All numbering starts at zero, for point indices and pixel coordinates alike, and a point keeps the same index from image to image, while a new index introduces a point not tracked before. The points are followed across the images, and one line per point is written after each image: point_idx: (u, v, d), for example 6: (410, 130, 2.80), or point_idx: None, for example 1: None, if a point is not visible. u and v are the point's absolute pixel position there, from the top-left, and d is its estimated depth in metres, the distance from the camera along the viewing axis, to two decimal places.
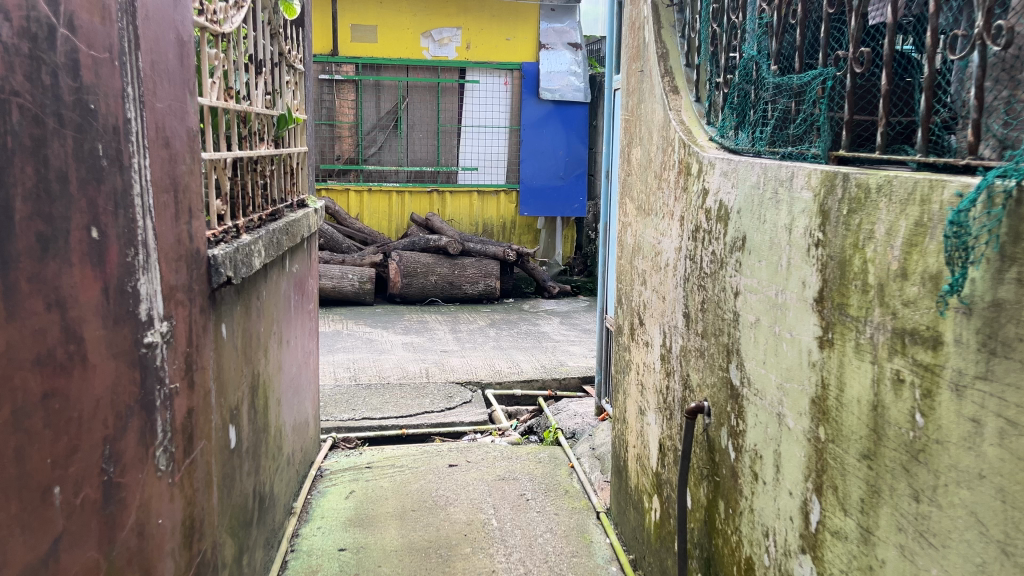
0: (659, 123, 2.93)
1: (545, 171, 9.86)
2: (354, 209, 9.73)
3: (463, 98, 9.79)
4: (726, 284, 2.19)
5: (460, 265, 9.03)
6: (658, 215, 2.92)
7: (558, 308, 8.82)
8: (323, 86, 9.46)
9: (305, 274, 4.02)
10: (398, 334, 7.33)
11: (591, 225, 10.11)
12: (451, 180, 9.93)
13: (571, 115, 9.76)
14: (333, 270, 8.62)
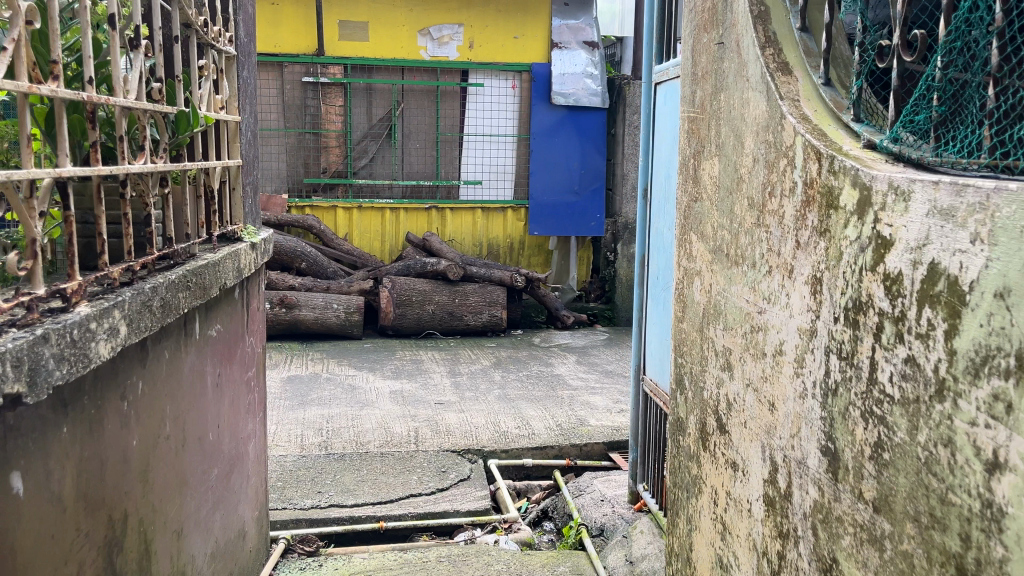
0: (758, 120, 1.84)
1: (558, 185, 8.78)
2: (343, 229, 8.67)
3: (466, 103, 8.73)
4: (969, 440, 1.11)
5: (462, 293, 7.95)
6: (755, 269, 1.84)
7: (574, 343, 7.73)
8: (308, 91, 8.41)
9: (237, 334, 2.95)
10: (387, 380, 6.25)
11: (609, 246, 9.02)
12: (452, 196, 8.86)
13: (587, 122, 8.70)
14: (317, 300, 7.57)
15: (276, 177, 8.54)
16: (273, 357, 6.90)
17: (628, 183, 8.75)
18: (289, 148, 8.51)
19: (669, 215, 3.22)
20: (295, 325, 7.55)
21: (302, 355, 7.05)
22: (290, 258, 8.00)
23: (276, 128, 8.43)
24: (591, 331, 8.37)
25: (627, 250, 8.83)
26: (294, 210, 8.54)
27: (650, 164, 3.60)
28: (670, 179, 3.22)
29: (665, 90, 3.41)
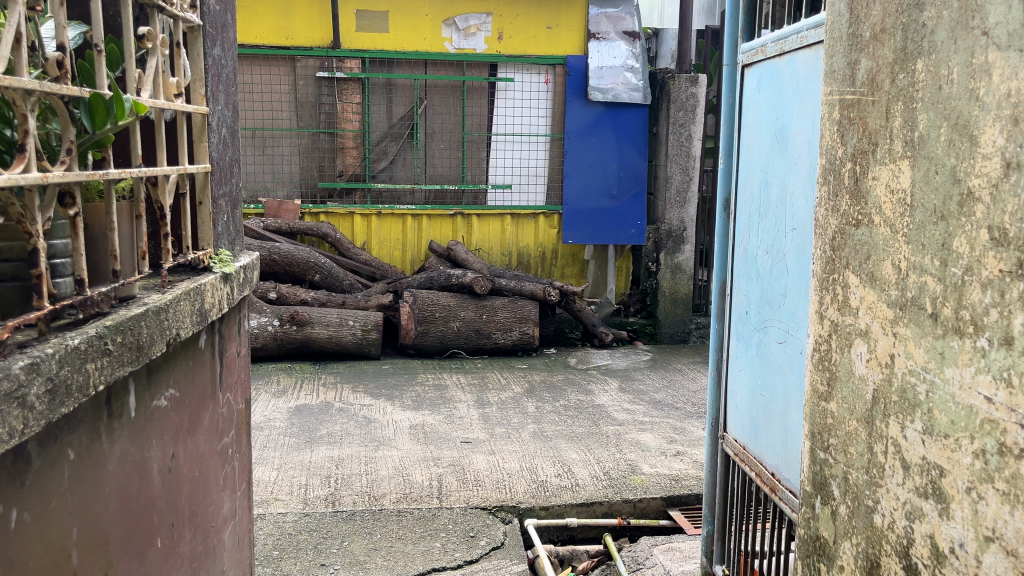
0: (1016, 98, 1.10)
1: (594, 189, 8.06)
2: (361, 237, 7.96)
3: (494, 100, 8.02)
4: None
5: (489, 308, 7.23)
6: (1015, 349, 1.10)
7: (614, 364, 6.96)
8: (323, 87, 7.73)
9: (204, 396, 2.25)
10: (406, 411, 5.52)
11: (651, 256, 8.25)
12: (479, 202, 8.14)
13: (625, 121, 7.99)
14: (332, 317, 6.92)
15: (289, 182, 7.88)
16: (281, 383, 6.23)
17: (672, 186, 8.00)
18: (302, 149, 7.83)
19: (781, 237, 2.46)
20: (307, 344, 6.89)
21: (314, 379, 6.37)
22: (303, 269, 7.32)
23: (288, 128, 7.76)
24: (632, 350, 7.61)
25: (670, 260, 8.08)
26: (308, 217, 7.83)
27: (738, 169, 2.85)
28: (781, 187, 2.46)
29: (759, 73, 2.66)
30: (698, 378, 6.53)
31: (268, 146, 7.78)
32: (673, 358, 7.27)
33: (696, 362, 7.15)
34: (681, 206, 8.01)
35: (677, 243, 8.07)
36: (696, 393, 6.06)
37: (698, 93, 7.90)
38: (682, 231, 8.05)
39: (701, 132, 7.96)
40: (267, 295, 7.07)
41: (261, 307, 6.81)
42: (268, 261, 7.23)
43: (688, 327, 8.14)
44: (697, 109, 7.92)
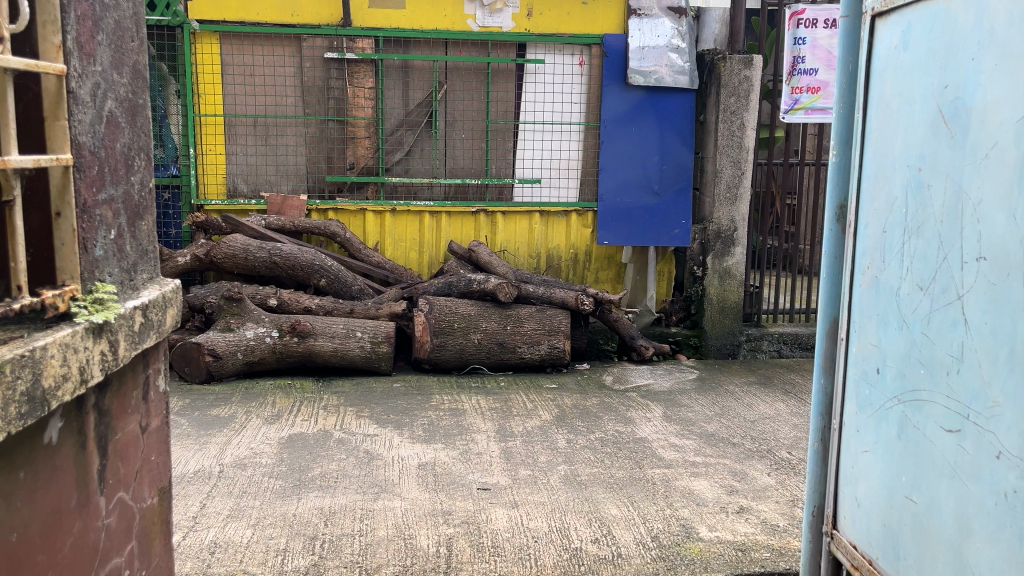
0: None
1: (633, 184, 7.22)
2: (373, 237, 7.15)
3: (523, 85, 7.18)
4: None
5: (515, 319, 6.40)
6: None
7: (656, 385, 6.10)
8: (331, 69, 6.94)
9: (63, 514, 1.45)
10: (415, 444, 4.72)
11: (697, 258, 7.35)
12: (505, 197, 7.31)
13: (668, 108, 7.14)
14: (338, 327, 6.13)
15: (294, 175, 7.08)
16: (277, 405, 5.47)
17: (721, 181, 7.12)
18: (309, 138, 7.05)
19: (950, 269, 1.63)
20: (309, 358, 6.13)
21: (314, 401, 5.60)
22: (307, 273, 6.55)
23: (294, 116, 6.97)
24: (676, 366, 6.74)
25: (719, 264, 7.22)
26: (315, 213, 7.06)
27: (863, 164, 2.00)
28: (950, 191, 1.64)
29: (906, 23, 1.83)
30: (754, 403, 5.66)
31: (271, 135, 6.99)
32: (724, 377, 6.40)
33: (750, 382, 6.27)
34: (732, 204, 7.14)
35: (726, 246, 7.19)
36: (754, 424, 5.19)
37: (752, 76, 7.01)
38: (733, 232, 7.17)
39: (755, 120, 7.07)
40: (266, 303, 6.34)
41: (259, 316, 6.09)
42: (269, 264, 6.48)
43: (738, 339, 7.27)
44: (751, 95, 7.03)
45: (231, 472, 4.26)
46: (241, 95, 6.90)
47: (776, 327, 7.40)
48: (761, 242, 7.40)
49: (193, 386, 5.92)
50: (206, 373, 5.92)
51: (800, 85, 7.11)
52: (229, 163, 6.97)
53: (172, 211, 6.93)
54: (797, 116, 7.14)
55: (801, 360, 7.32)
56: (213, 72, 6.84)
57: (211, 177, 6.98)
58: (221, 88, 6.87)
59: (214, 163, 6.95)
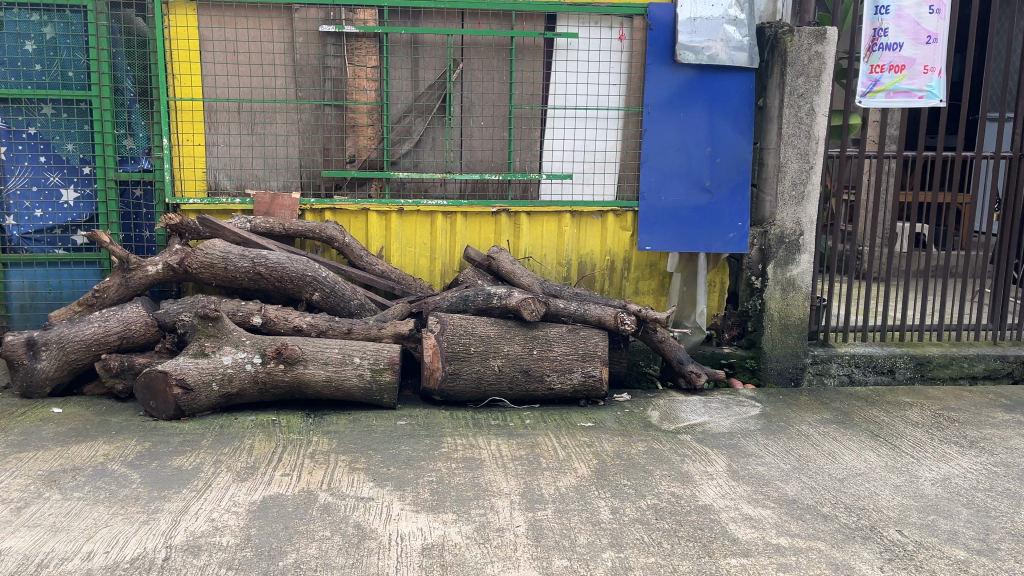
0: None
1: (680, 180, 6.20)
2: (377, 241, 6.15)
3: (552, 63, 6.13)
4: None
5: (542, 341, 5.39)
6: None
7: (713, 425, 5.07)
8: (328, 45, 5.93)
9: None
10: (418, 515, 3.73)
11: (755, 267, 6.30)
12: (529, 195, 6.28)
13: (722, 90, 6.12)
14: (332, 352, 5.17)
15: (285, 169, 6.08)
16: (255, 451, 4.50)
17: (785, 177, 6.08)
18: (302, 126, 6.04)
19: None
20: (298, 389, 5.16)
21: (301, 446, 4.62)
22: (298, 286, 5.56)
23: (284, 100, 5.98)
24: (733, 397, 5.70)
25: (781, 275, 6.19)
26: (309, 215, 6.06)
27: None
28: None
29: None
30: (838, 452, 4.61)
31: (258, 123, 5.99)
32: (792, 412, 5.34)
33: (826, 419, 5.21)
34: (798, 204, 6.09)
35: (791, 253, 6.16)
36: (844, 484, 4.15)
37: (825, 52, 5.92)
38: (798, 236, 6.14)
39: (827, 105, 5.99)
40: (249, 321, 5.40)
41: (239, 338, 5.15)
42: (253, 275, 5.51)
43: (802, 362, 6.24)
44: (823, 75, 5.94)
45: (179, 561, 3.29)
46: (223, 75, 5.89)
47: (846, 347, 6.34)
48: (829, 247, 6.35)
49: (160, 424, 4.96)
50: (175, 408, 4.96)
51: (880, 62, 6.07)
52: (209, 155, 5.97)
53: (145, 210, 6.00)
54: (877, 99, 6.09)
55: (876, 386, 6.28)
56: (190, 47, 5.83)
57: (188, 172, 5.97)
58: (199, 66, 5.87)
59: (191, 156, 5.94)
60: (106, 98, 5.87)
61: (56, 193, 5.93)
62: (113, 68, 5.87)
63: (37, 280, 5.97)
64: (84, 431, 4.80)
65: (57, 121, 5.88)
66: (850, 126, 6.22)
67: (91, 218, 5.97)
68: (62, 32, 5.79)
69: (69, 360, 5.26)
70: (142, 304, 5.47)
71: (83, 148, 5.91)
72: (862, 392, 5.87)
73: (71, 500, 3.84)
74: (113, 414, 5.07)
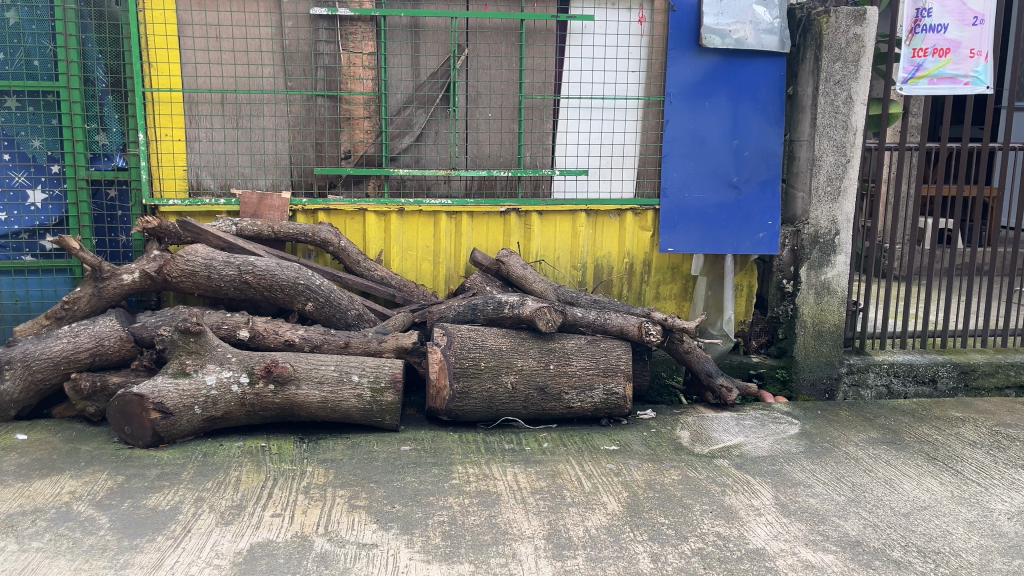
0: None
1: (705, 176, 5.70)
2: (375, 244, 5.63)
3: (565, 49, 5.61)
4: None
5: (560, 355, 4.89)
6: None
7: (750, 448, 4.58)
8: (320, 29, 5.41)
9: None
10: (430, 567, 3.23)
11: (787, 270, 5.81)
12: (541, 193, 5.79)
13: (750, 77, 5.62)
14: (328, 370, 4.67)
15: (274, 166, 5.55)
16: (242, 486, 3.99)
17: (821, 172, 5.58)
18: (292, 119, 5.51)
19: None
20: (290, 411, 4.66)
21: (293, 479, 4.11)
22: (289, 296, 5.04)
23: (272, 90, 5.45)
24: (767, 414, 5.21)
25: (815, 278, 5.70)
26: (301, 216, 5.53)
27: None
28: None
29: None
30: (895, 480, 4.12)
31: (244, 116, 5.46)
32: (836, 431, 4.86)
33: (873, 439, 4.72)
34: (833, 200, 5.60)
35: (826, 254, 5.67)
36: (911, 520, 3.67)
37: (864, 35, 5.44)
38: (835, 236, 5.64)
39: (865, 92, 5.50)
40: (234, 335, 4.87)
41: (224, 356, 4.64)
42: (239, 284, 4.98)
43: (837, 372, 5.76)
44: (862, 59, 5.45)
45: None
46: (204, 63, 5.36)
47: (883, 355, 5.86)
48: (865, 247, 5.87)
49: (136, 452, 4.44)
50: (153, 435, 4.44)
51: (924, 46, 5.54)
52: (190, 151, 5.44)
53: (120, 213, 5.47)
54: (919, 86, 5.57)
55: (917, 398, 5.76)
56: (167, 32, 5.27)
57: (167, 170, 5.44)
58: (177, 53, 5.32)
59: (170, 152, 5.40)
60: (75, 90, 5.33)
61: (22, 195, 5.39)
62: (83, 56, 5.32)
63: (3, 290, 5.44)
64: (50, 462, 4.28)
65: (22, 116, 5.33)
66: (890, 115, 5.72)
67: (61, 222, 5.44)
68: (26, 17, 5.24)
69: (35, 380, 4.73)
70: (116, 317, 4.94)
71: (51, 144, 5.37)
72: (906, 406, 5.39)
73: (28, 553, 3.33)
74: (83, 442, 4.55)
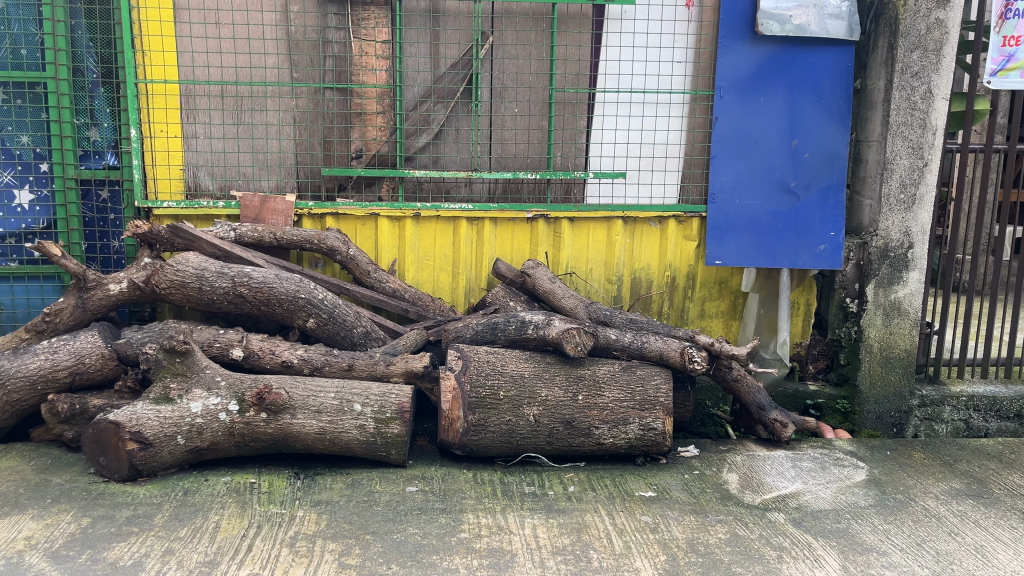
0: None
1: (759, 181, 5.05)
2: (388, 253, 5.09)
3: (602, 36, 5.00)
4: None
5: (591, 384, 4.30)
6: None
7: (810, 499, 3.94)
8: (329, 15, 4.90)
9: None
10: None
11: (851, 287, 5.13)
12: (573, 198, 5.19)
13: (812, 69, 4.95)
14: (326, 399, 4.14)
15: (278, 166, 5.04)
16: (219, 535, 3.47)
17: (892, 177, 4.90)
18: (298, 114, 5.00)
19: None
20: (284, 443, 4.14)
21: (280, 526, 3.58)
22: (288, 311, 4.52)
23: (276, 82, 4.94)
24: (828, 454, 4.55)
25: (884, 297, 5.02)
26: (307, 221, 5.02)
27: None
28: None
29: None
30: (988, 548, 3.47)
31: (245, 110, 4.96)
32: (910, 479, 4.20)
33: (956, 491, 4.06)
34: (906, 210, 4.92)
35: (896, 270, 4.99)
36: None
37: (947, 20, 4.75)
38: (907, 250, 4.97)
39: (947, 86, 4.82)
40: (227, 354, 4.38)
41: (212, 380, 4.14)
42: (233, 298, 4.48)
43: (907, 405, 5.08)
44: (944, 48, 4.78)
45: None
46: (202, 52, 4.86)
47: (960, 385, 5.15)
48: (942, 262, 5.17)
49: (111, 487, 3.95)
50: (129, 467, 3.94)
51: (1014, 33, 4.85)
52: (187, 149, 4.95)
53: (112, 216, 5.02)
54: (1009, 79, 4.87)
55: (1000, 435, 5.06)
56: (162, 17, 4.78)
57: (161, 169, 4.95)
58: (173, 41, 4.83)
59: (165, 150, 4.92)
60: (63, 80, 4.88)
61: (7, 195, 4.94)
62: (72, 43, 4.87)
63: None
64: (13, 499, 3.80)
65: (8, 109, 4.89)
66: (975, 113, 5.02)
67: (48, 226, 4.98)
68: (11, 1, 4.78)
69: (11, 402, 4.26)
70: (98, 331, 4.46)
71: (39, 140, 4.91)
72: (989, 447, 4.71)
73: None
74: (55, 473, 4.08)
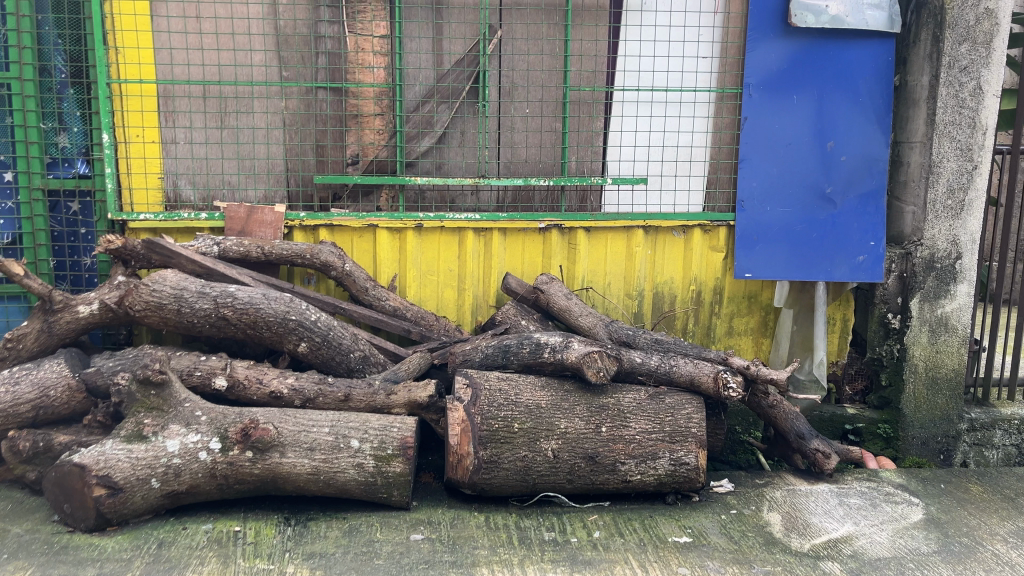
0: None
1: (792, 186, 4.62)
2: (388, 268, 4.65)
3: (621, 29, 4.58)
4: None
5: (615, 414, 3.86)
6: None
7: (865, 545, 3.51)
8: (321, 7, 4.45)
9: None
10: None
11: (893, 301, 4.69)
12: (589, 206, 4.78)
13: (849, 64, 4.53)
14: (320, 435, 3.70)
15: (266, 174, 4.59)
16: None
17: (939, 182, 4.46)
18: (288, 117, 4.55)
19: None
20: (273, 485, 3.69)
21: None
22: (277, 335, 4.07)
23: (264, 82, 4.50)
24: (876, 488, 4.11)
25: (929, 312, 4.58)
26: (298, 233, 4.57)
27: None
28: None
29: None
30: None
31: (230, 112, 4.51)
32: (972, 519, 3.76)
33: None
34: (954, 217, 4.49)
35: (943, 282, 4.56)
36: None
37: (999, 9, 4.32)
38: (956, 260, 4.53)
39: (998, 81, 4.39)
40: (209, 384, 3.93)
41: (191, 415, 3.70)
42: (216, 320, 4.02)
43: (956, 429, 4.66)
44: (995, 41, 4.35)
45: None
46: (181, 49, 4.42)
47: (1011, 407, 4.73)
48: (991, 274, 4.74)
49: (76, 538, 3.49)
50: (97, 516, 3.47)
51: None
52: (165, 155, 4.49)
53: (83, 230, 4.57)
54: None
55: None
56: (136, 10, 4.33)
57: (137, 178, 4.49)
58: (149, 37, 4.37)
59: (141, 157, 4.46)
60: (28, 81, 4.41)
61: None
62: (38, 40, 4.41)
63: None
64: None
65: None
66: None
67: (12, 242, 4.52)
68: None
69: None
70: (66, 358, 4.02)
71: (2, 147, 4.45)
72: None
73: None
74: (15, 521, 3.62)
